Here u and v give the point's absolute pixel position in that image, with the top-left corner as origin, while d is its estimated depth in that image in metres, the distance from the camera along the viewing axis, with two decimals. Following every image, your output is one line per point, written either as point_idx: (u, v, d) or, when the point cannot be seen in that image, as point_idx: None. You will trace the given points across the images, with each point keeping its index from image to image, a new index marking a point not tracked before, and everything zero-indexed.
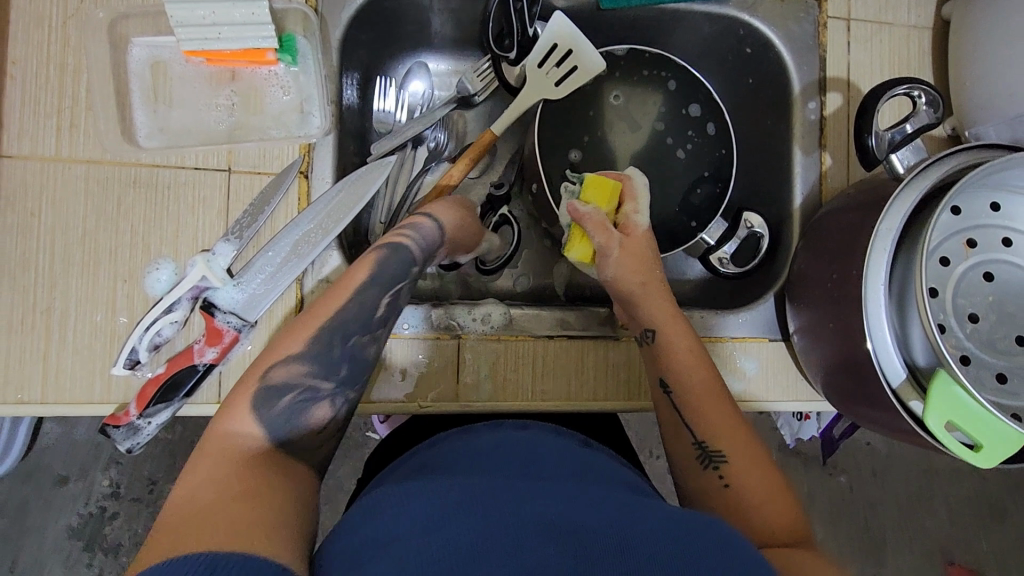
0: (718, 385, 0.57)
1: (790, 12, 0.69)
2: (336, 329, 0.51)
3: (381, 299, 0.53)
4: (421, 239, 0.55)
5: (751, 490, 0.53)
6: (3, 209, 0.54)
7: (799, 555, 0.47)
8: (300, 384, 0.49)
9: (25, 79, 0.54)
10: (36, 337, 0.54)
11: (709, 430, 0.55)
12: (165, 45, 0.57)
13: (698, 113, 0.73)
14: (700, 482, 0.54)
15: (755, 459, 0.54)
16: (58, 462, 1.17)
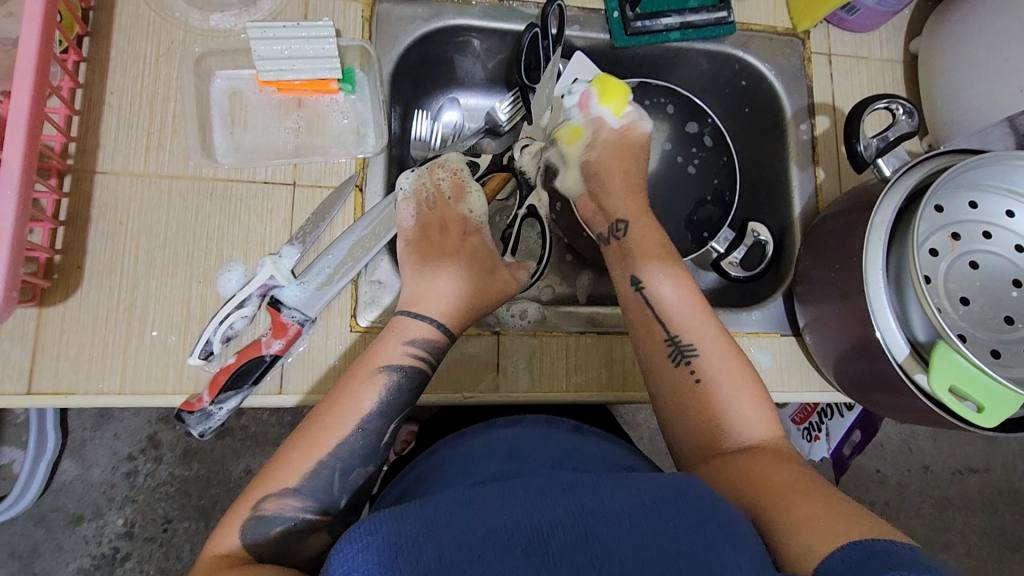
0: (684, 284, 0.63)
1: (779, 49, 0.79)
2: (338, 458, 0.52)
3: (388, 426, 0.54)
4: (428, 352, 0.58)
5: (722, 385, 0.57)
6: (94, 219, 0.60)
7: (772, 460, 0.51)
8: (292, 509, 0.49)
9: (119, 107, 0.62)
10: (118, 331, 0.59)
11: (678, 323, 0.60)
12: (243, 78, 0.66)
13: (696, 130, 0.83)
14: (672, 377, 0.59)
15: (726, 349, 0.59)
16: (73, 501, 1.19)
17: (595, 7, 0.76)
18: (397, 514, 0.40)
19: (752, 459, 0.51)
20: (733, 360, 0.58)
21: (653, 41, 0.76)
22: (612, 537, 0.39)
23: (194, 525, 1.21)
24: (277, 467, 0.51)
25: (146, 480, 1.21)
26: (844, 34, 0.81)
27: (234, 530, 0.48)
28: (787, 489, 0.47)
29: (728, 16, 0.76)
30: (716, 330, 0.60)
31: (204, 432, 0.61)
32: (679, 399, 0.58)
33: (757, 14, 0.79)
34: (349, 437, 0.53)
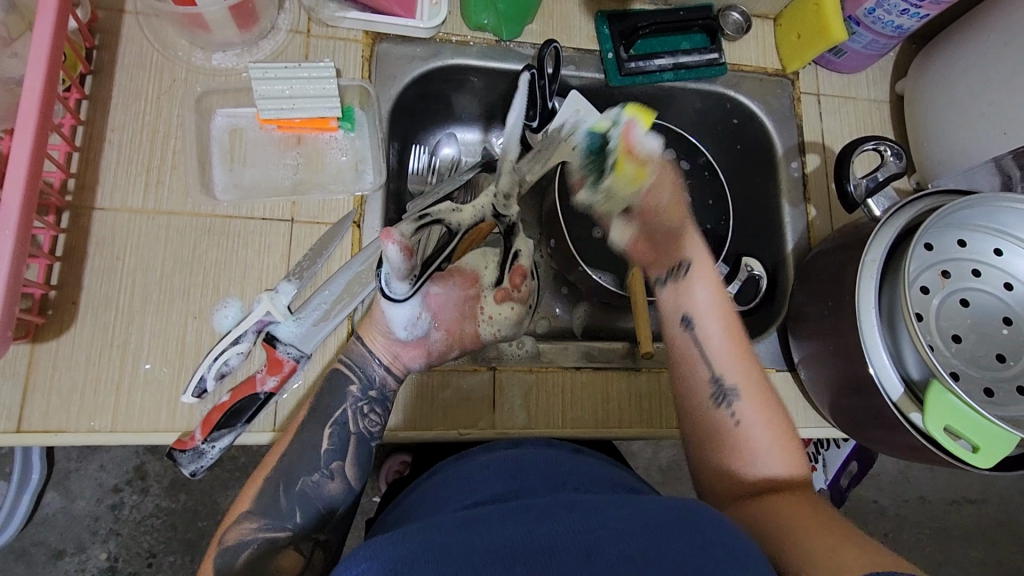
0: (734, 326, 0.58)
1: (769, 89, 0.81)
2: (281, 475, 0.55)
3: (323, 433, 0.57)
4: (354, 363, 0.60)
5: (760, 430, 0.55)
6: (90, 254, 0.60)
7: (784, 502, 0.51)
8: (250, 531, 0.53)
9: (119, 144, 0.63)
10: (112, 369, 0.59)
11: (727, 368, 0.57)
12: (244, 115, 0.67)
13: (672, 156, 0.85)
14: (705, 419, 0.57)
15: (768, 399, 0.57)
16: (56, 535, 1.16)
17: (590, 49, 0.78)
18: (392, 541, 0.41)
19: (779, 507, 0.50)
20: (767, 398, 0.57)
21: (647, 81, 0.77)
22: (626, 545, 0.40)
23: (181, 558, 1.19)
24: (240, 500, 0.55)
25: (132, 513, 1.19)
26: (832, 76, 0.83)
27: (208, 566, 0.52)
28: (813, 543, 0.46)
29: (720, 58, 0.78)
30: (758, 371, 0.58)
31: (195, 471, 0.60)
32: (704, 443, 0.57)
33: (748, 55, 0.81)
34: (295, 454, 0.56)
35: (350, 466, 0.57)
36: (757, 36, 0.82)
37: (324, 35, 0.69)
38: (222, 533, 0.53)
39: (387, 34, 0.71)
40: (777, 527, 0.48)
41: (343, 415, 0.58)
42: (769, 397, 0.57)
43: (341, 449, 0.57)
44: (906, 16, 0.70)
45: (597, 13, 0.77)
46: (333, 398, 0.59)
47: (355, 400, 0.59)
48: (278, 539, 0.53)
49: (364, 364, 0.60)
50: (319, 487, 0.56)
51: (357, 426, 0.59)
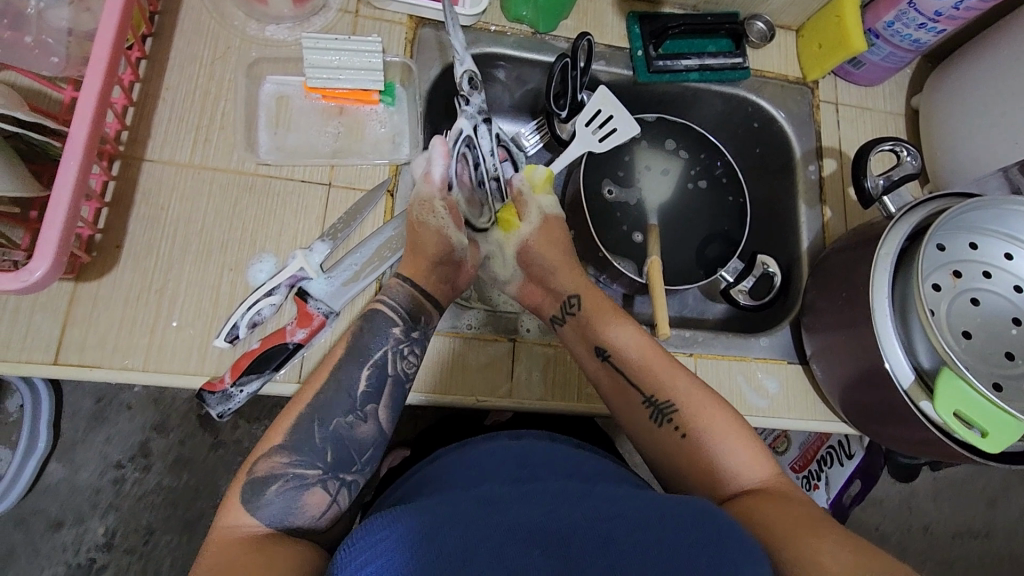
0: (647, 341, 0.65)
1: (790, 95, 0.84)
2: (316, 411, 0.56)
3: (361, 374, 0.59)
4: (397, 304, 0.62)
5: (704, 435, 0.60)
6: (137, 202, 0.63)
7: (762, 504, 0.53)
8: (281, 465, 0.54)
9: (173, 102, 0.66)
10: (148, 311, 0.61)
11: (653, 386, 0.63)
12: (291, 83, 0.70)
13: (672, 146, 0.87)
14: (658, 435, 0.62)
15: (710, 407, 0.61)
16: (56, 505, 1.18)
17: (620, 46, 0.81)
18: (415, 510, 0.45)
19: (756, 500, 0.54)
20: (715, 403, 0.61)
21: (673, 80, 0.81)
22: (640, 541, 0.43)
23: (177, 539, 1.20)
24: (271, 434, 0.56)
25: (133, 488, 1.20)
26: (851, 87, 0.86)
27: (237, 505, 0.52)
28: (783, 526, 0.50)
29: (744, 62, 0.81)
30: (686, 377, 0.63)
31: (222, 414, 0.61)
32: (668, 458, 0.61)
33: (771, 63, 0.85)
34: (330, 394, 0.57)
35: (382, 409, 0.59)
36: (781, 45, 0.85)
37: (372, 16, 0.73)
38: (253, 463, 0.54)
39: (431, 18, 0.74)
40: (767, 526, 0.50)
41: (383, 356, 0.60)
42: (716, 403, 0.61)
43: (377, 391, 0.59)
44: (924, 30, 0.74)
45: (629, 13, 0.81)
46: (372, 345, 0.60)
47: (398, 343, 0.61)
48: (310, 476, 0.54)
49: (411, 305, 0.62)
50: (351, 428, 0.57)
51: (395, 368, 0.60)
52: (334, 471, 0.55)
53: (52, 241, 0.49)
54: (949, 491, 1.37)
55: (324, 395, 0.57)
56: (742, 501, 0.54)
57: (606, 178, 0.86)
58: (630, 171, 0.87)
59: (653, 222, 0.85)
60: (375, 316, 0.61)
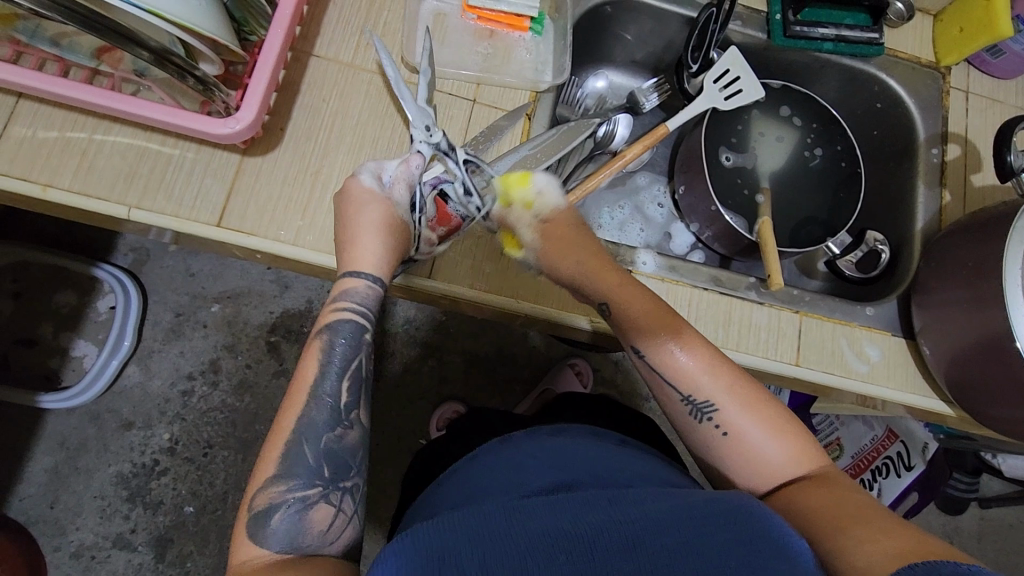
0: (677, 325, 0.61)
1: (920, 77, 0.84)
2: (303, 433, 0.52)
3: (340, 387, 0.54)
4: (364, 304, 0.56)
5: (746, 432, 0.57)
6: (303, 92, 0.67)
7: (812, 498, 0.52)
8: (281, 493, 0.50)
9: (342, 7, 0.70)
10: (304, 192, 0.65)
11: (688, 382, 0.59)
12: (448, 4, 0.74)
13: (788, 113, 0.88)
14: (699, 432, 0.59)
15: (751, 399, 0.58)
16: (127, 408, 1.25)
17: (758, 9, 0.83)
18: (436, 529, 0.44)
19: (805, 497, 0.53)
20: (755, 397, 0.58)
21: (807, 47, 0.82)
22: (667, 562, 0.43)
23: (233, 456, 1.26)
24: (262, 465, 0.52)
25: (199, 402, 1.27)
26: (983, 78, 0.86)
27: (245, 540, 0.49)
28: (829, 519, 0.50)
29: (880, 38, 0.82)
30: (720, 368, 0.59)
31: None
32: (710, 453, 0.59)
33: (905, 43, 0.85)
34: (311, 410, 0.53)
35: (364, 413, 0.55)
36: (916, 27, 0.85)
37: None
38: (250, 499, 0.50)
39: None
40: (813, 520, 0.50)
41: (356, 362, 0.55)
42: (759, 395, 0.58)
43: (356, 397, 0.55)
44: None
45: None
46: (337, 350, 0.55)
47: (369, 347, 0.56)
48: (310, 497, 0.50)
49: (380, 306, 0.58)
50: (339, 439, 0.53)
51: (367, 368, 0.56)
52: (334, 484, 0.52)
53: (254, 105, 0.55)
54: (998, 528, 1.33)
55: (306, 415, 0.52)
56: (793, 497, 0.53)
57: (724, 146, 0.87)
58: (744, 139, 0.88)
59: (766, 186, 0.87)
60: (344, 325, 0.55)
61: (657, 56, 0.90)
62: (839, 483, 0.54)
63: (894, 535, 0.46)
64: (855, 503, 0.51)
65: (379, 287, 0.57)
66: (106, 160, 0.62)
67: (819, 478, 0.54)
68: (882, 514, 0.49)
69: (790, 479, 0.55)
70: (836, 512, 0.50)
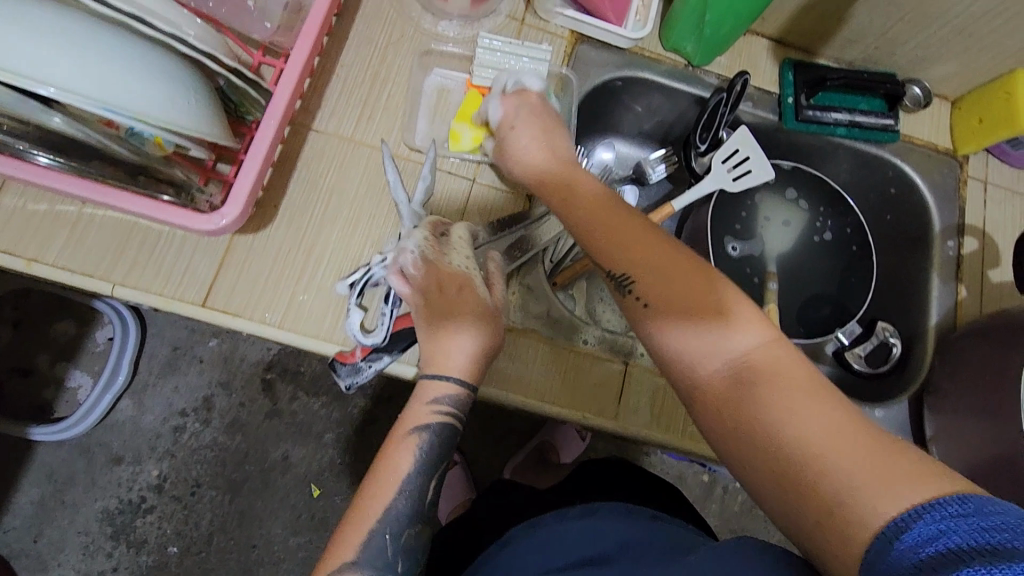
0: (632, 220, 0.53)
1: (937, 166, 0.82)
2: (387, 523, 0.49)
3: (427, 483, 0.51)
4: (452, 404, 0.52)
5: (672, 307, 0.47)
6: (299, 166, 0.66)
7: (765, 392, 0.43)
8: None
9: (346, 78, 0.69)
10: (293, 271, 0.63)
11: (615, 257, 0.51)
12: (454, 80, 0.72)
13: (792, 195, 0.85)
14: (624, 310, 0.51)
15: (692, 274, 0.48)
16: (117, 442, 1.22)
17: (770, 90, 0.81)
18: None
19: (757, 406, 0.42)
20: (698, 282, 0.48)
21: (820, 132, 0.79)
22: None
23: (221, 497, 1.23)
24: (335, 549, 0.48)
25: (190, 439, 1.24)
26: (1003, 167, 0.83)
27: None
28: (779, 447, 0.41)
29: (895, 124, 0.80)
30: (659, 246, 0.50)
31: (349, 386, 0.62)
32: (638, 334, 0.50)
33: (922, 130, 0.82)
34: (397, 502, 0.49)
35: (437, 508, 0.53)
36: (933, 114, 0.83)
37: (536, 26, 0.75)
38: None
39: (591, 36, 0.76)
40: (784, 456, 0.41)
41: (445, 462, 0.52)
42: (701, 278, 0.48)
43: (440, 494, 0.53)
44: None
45: (785, 59, 0.81)
46: (420, 454, 0.51)
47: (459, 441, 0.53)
48: None
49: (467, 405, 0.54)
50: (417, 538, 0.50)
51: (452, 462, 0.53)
52: None
53: (236, 209, 0.53)
54: None
55: (393, 507, 0.49)
56: (739, 396, 0.44)
57: (728, 235, 0.84)
58: (748, 226, 0.85)
59: (772, 270, 0.83)
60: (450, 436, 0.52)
61: (667, 128, 0.89)
62: (786, 368, 0.43)
63: (867, 454, 0.39)
64: (830, 422, 0.40)
65: (467, 390, 0.52)
66: (97, 232, 0.61)
67: (773, 372, 0.43)
68: (852, 428, 0.40)
69: (746, 360, 0.44)
70: (785, 432, 0.41)
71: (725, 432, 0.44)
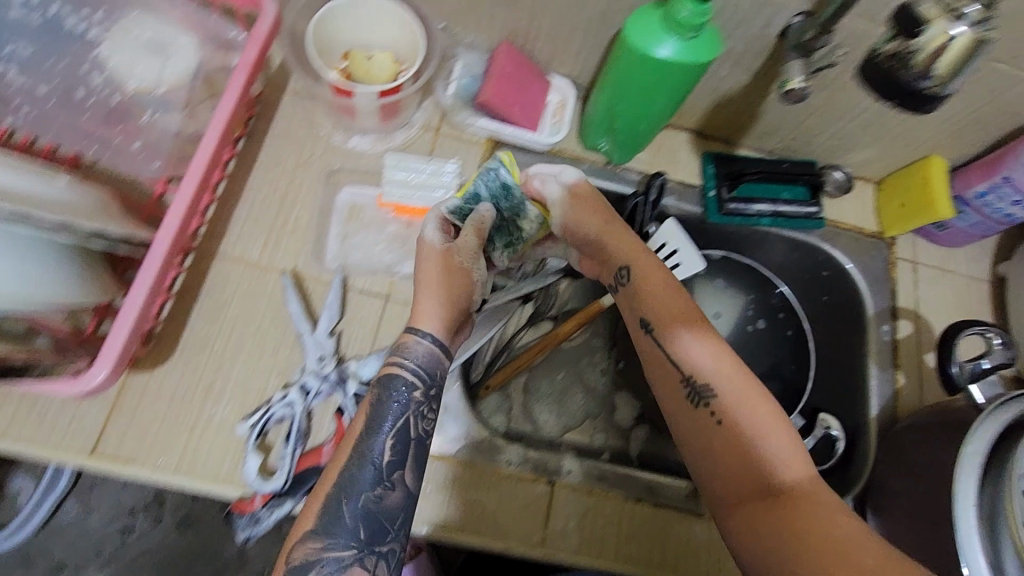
0: (708, 333, 0.58)
1: (865, 249, 0.81)
2: (320, 562, 0.48)
3: (386, 445, 0.52)
4: (416, 363, 0.55)
5: (752, 422, 0.53)
6: (202, 297, 0.64)
7: (810, 507, 0.48)
8: (319, 551, 0.48)
9: (253, 202, 0.68)
10: (192, 412, 0.60)
11: (695, 365, 0.57)
12: (366, 195, 0.71)
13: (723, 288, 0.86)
14: (694, 422, 0.56)
15: (748, 389, 0.55)
16: None
17: (692, 183, 0.81)
18: None
19: (782, 515, 0.49)
20: (772, 412, 0.54)
21: (744, 223, 0.79)
22: None
23: None
24: (302, 518, 0.50)
25: None
26: (930, 247, 0.83)
27: None
28: (822, 544, 0.46)
29: (818, 212, 0.80)
30: (740, 371, 0.56)
31: (250, 536, 0.60)
32: (695, 443, 0.55)
33: (846, 214, 0.82)
34: (342, 509, 0.49)
35: (412, 476, 0.53)
36: (856, 198, 0.83)
37: (452, 136, 0.74)
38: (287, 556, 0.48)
39: (507, 140, 0.75)
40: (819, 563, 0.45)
41: (404, 421, 0.53)
42: (759, 394, 0.55)
43: (402, 458, 0.52)
44: (1019, 206, 0.71)
45: (704, 152, 0.81)
46: (392, 406, 0.53)
47: (417, 407, 0.54)
48: (346, 560, 0.48)
49: (432, 365, 0.56)
50: (380, 499, 0.50)
51: (416, 429, 0.54)
52: (371, 544, 0.49)
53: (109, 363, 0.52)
54: None
55: (348, 472, 0.51)
56: (784, 501, 0.49)
57: None
58: None
59: None
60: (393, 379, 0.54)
61: None
62: (821, 493, 0.49)
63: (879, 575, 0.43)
64: (854, 530, 0.46)
65: (437, 347, 0.56)
66: None
67: (805, 493, 0.49)
68: (862, 534, 0.46)
69: (796, 481, 0.51)
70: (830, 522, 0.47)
71: (769, 538, 0.49)
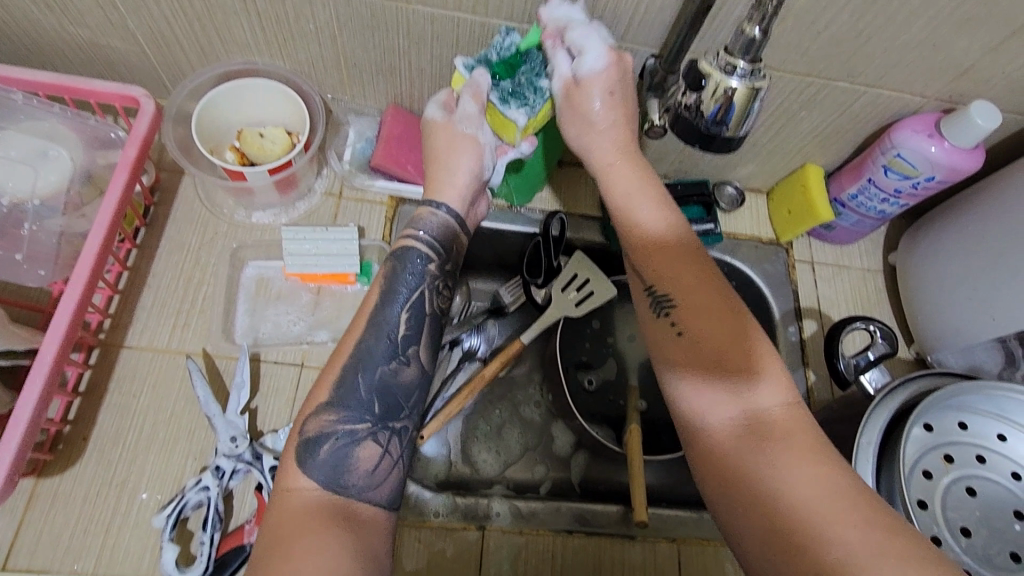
0: (687, 255, 0.57)
1: (764, 256, 0.86)
2: (344, 397, 0.52)
3: (401, 317, 0.56)
4: (425, 233, 0.60)
5: (706, 338, 0.52)
6: (110, 392, 0.64)
7: (780, 448, 0.47)
8: (331, 423, 0.51)
9: (157, 288, 0.69)
10: (107, 509, 0.60)
11: (661, 276, 0.56)
12: (273, 267, 0.73)
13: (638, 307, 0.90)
14: (655, 328, 0.55)
15: (713, 307, 0.54)
16: None
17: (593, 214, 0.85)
18: None
19: (752, 454, 0.48)
20: (731, 325, 0.53)
21: None
22: None
23: None
24: (316, 393, 0.53)
25: None
26: (825, 246, 0.87)
27: (292, 469, 0.50)
28: (795, 492, 0.46)
29: (716, 228, 0.82)
30: (716, 288, 0.55)
31: None
32: (659, 353, 0.55)
33: (743, 226, 0.87)
34: (370, 340, 0.54)
35: (423, 352, 0.57)
36: (751, 209, 0.88)
37: (354, 197, 0.76)
38: (301, 424, 0.51)
39: (409, 197, 0.76)
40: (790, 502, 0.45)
41: (418, 296, 0.57)
42: (718, 288, 0.55)
43: (415, 331, 0.56)
44: (887, 203, 0.76)
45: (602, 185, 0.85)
46: (405, 278, 0.57)
47: (433, 279, 0.58)
48: (359, 432, 0.51)
49: (446, 239, 0.61)
50: (394, 374, 0.54)
51: (432, 308, 0.58)
52: (384, 422, 0.53)
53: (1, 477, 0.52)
54: None
55: (365, 343, 0.54)
56: (749, 435, 0.49)
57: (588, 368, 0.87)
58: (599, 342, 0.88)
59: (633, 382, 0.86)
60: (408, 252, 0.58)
61: None
62: (799, 426, 0.49)
63: (848, 512, 0.44)
64: (818, 480, 0.46)
65: (443, 213, 0.61)
66: None
67: (782, 432, 0.48)
68: (825, 479, 0.46)
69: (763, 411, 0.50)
70: (805, 494, 0.45)
71: (739, 488, 0.48)
